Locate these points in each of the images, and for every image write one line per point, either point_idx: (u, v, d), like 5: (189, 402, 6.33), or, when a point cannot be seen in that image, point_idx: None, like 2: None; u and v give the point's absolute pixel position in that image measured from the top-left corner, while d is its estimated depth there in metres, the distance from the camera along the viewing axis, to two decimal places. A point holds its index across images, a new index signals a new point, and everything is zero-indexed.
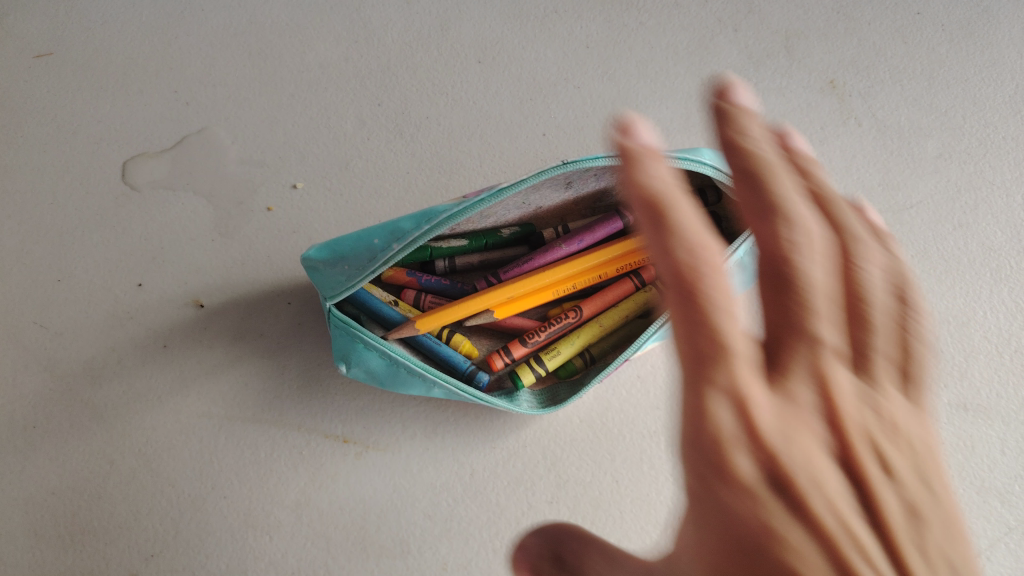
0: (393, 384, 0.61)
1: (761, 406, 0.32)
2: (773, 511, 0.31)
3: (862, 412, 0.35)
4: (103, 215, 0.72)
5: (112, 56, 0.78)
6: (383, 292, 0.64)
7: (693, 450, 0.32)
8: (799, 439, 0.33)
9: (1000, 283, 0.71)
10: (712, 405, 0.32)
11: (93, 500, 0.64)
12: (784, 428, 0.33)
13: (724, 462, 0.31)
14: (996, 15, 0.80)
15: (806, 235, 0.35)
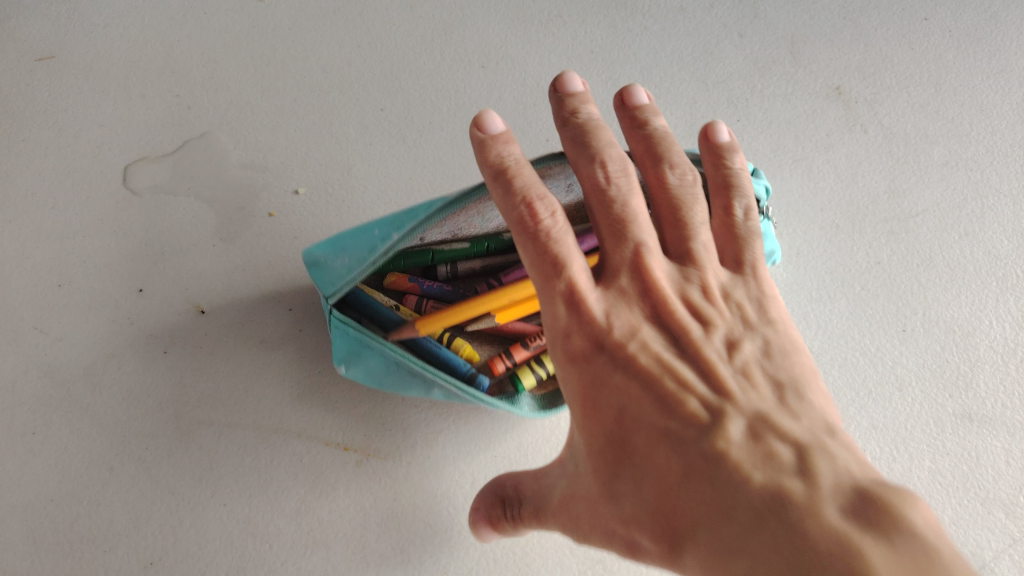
0: (395, 383, 0.61)
1: (609, 309, 0.47)
2: (620, 380, 0.45)
3: (703, 308, 0.49)
4: (104, 219, 0.72)
5: (114, 59, 0.78)
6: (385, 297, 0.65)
7: (567, 347, 0.46)
8: (638, 328, 0.47)
9: (1007, 292, 0.71)
10: (572, 313, 0.46)
11: (92, 506, 0.63)
12: (630, 326, 0.47)
13: (583, 353, 0.46)
14: (1003, 22, 0.80)
15: (620, 171, 0.51)
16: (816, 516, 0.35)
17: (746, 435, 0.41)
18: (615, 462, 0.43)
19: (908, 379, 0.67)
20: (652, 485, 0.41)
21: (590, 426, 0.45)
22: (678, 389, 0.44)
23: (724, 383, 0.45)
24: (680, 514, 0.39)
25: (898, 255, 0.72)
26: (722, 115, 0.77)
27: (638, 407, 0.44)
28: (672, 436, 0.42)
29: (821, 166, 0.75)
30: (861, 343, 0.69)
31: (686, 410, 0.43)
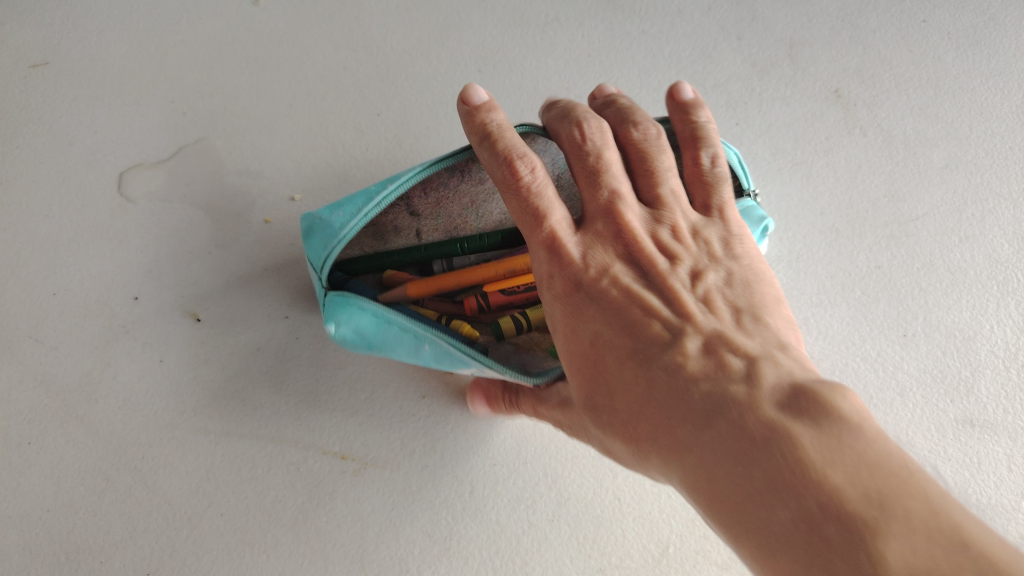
0: (387, 346, 0.59)
1: (582, 246, 0.50)
2: (592, 311, 0.48)
3: (673, 244, 0.52)
4: (99, 227, 0.71)
5: (108, 65, 0.77)
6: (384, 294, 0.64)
7: (546, 284, 0.50)
8: (611, 265, 0.50)
9: (1007, 296, 0.70)
10: (549, 252, 0.50)
11: (89, 517, 0.63)
12: (603, 262, 0.50)
13: (560, 289, 0.49)
14: (1003, 23, 0.80)
15: (597, 127, 0.53)
16: (756, 413, 0.38)
17: (704, 352, 0.44)
18: (590, 382, 0.47)
19: (910, 385, 0.67)
20: (622, 398, 0.45)
21: (567, 352, 0.49)
22: (646, 316, 0.47)
23: (689, 308, 0.48)
24: (648, 421, 0.43)
25: (898, 259, 0.72)
26: (720, 118, 0.77)
27: (608, 333, 0.47)
28: (638, 356, 0.45)
29: (821, 170, 0.75)
30: (862, 348, 0.68)
31: (652, 332, 0.46)
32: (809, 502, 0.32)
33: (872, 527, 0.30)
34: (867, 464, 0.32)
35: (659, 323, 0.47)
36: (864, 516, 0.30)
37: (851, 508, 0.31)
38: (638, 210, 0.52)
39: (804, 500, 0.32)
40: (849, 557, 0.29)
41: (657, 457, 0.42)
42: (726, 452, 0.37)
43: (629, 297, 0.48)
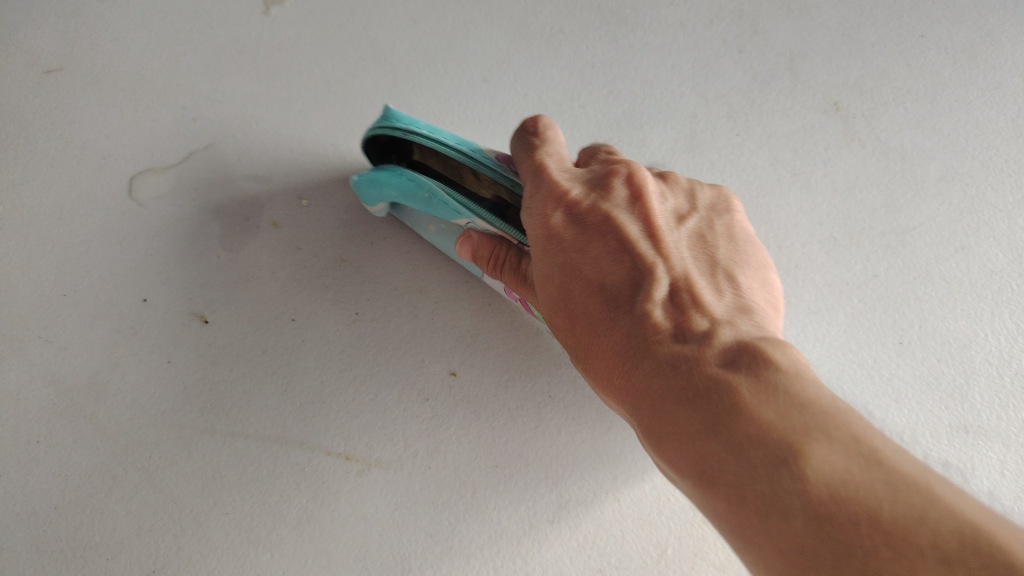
0: (397, 193, 0.63)
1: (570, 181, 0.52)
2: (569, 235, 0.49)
3: (658, 199, 0.52)
4: (111, 230, 0.72)
5: (121, 72, 0.78)
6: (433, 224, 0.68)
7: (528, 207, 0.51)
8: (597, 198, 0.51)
9: (1002, 305, 0.71)
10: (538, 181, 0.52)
11: (96, 515, 0.64)
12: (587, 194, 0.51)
13: (541, 213, 0.50)
14: (1000, 39, 0.81)
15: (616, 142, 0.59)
16: (702, 367, 0.40)
17: (665, 300, 0.45)
18: (558, 308, 0.48)
19: (905, 392, 0.68)
20: (584, 327, 0.47)
21: (541, 276, 0.50)
22: (619, 250, 0.48)
23: (664, 253, 0.48)
24: (609, 353, 0.45)
25: (896, 268, 0.73)
26: (721, 130, 0.78)
27: (581, 260, 0.48)
28: (606, 287, 0.47)
29: (819, 180, 0.76)
30: (859, 356, 0.69)
31: (623, 269, 0.47)
32: (741, 433, 0.35)
33: (798, 449, 0.33)
34: (798, 404, 0.35)
35: (631, 261, 0.48)
36: (790, 441, 0.33)
37: (779, 435, 0.34)
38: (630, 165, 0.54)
39: (737, 433, 0.35)
40: (773, 477, 0.33)
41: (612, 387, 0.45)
42: (674, 389, 0.40)
43: (607, 230, 0.49)
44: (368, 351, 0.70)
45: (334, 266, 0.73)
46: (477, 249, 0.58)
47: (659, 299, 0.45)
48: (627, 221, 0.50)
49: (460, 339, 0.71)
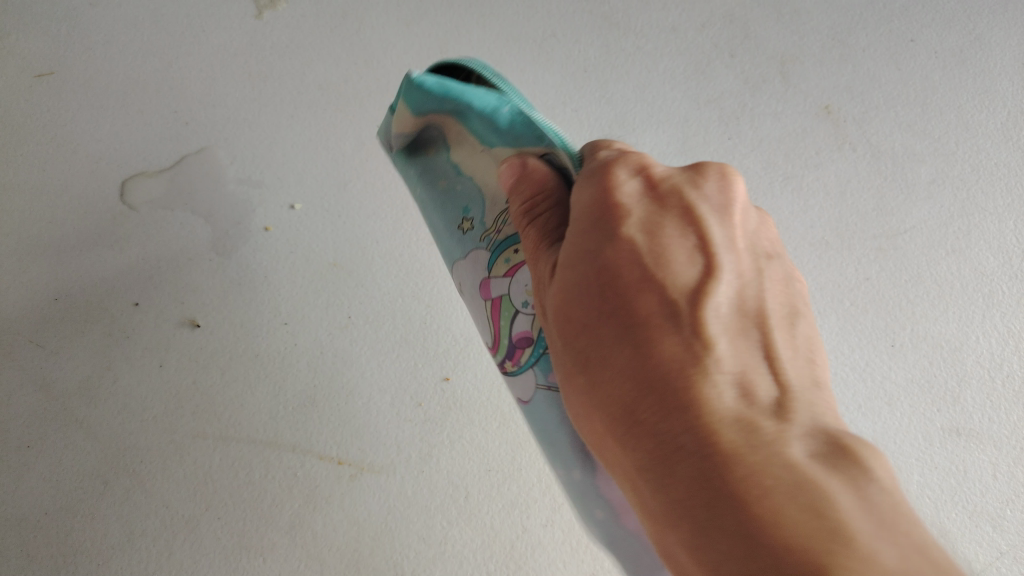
0: (472, 108, 0.43)
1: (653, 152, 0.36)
2: (633, 214, 0.33)
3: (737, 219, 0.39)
4: (103, 233, 0.72)
5: (113, 75, 0.78)
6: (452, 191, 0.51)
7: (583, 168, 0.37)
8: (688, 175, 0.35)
9: (992, 309, 0.72)
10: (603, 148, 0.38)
11: (87, 520, 0.65)
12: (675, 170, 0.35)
13: (605, 174, 0.34)
14: (988, 44, 0.80)
15: None
16: (786, 451, 0.27)
17: (735, 336, 0.32)
18: (578, 297, 0.33)
19: (897, 394, 0.69)
20: (608, 337, 0.32)
21: (570, 247, 0.34)
22: (693, 258, 0.33)
23: (749, 287, 0.33)
24: (633, 380, 0.31)
25: (886, 271, 0.73)
26: (713, 134, 0.79)
27: (641, 251, 0.32)
28: (660, 300, 0.32)
29: (810, 184, 0.77)
30: (851, 359, 0.70)
31: (693, 284, 0.32)
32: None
33: None
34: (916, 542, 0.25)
35: (707, 277, 0.32)
36: None
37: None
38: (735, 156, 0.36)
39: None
40: None
41: (618, 426, 0.31)
42: (727, 446, 0.27)
43: (690, 226, 0.33)
44: (362, 356, 0.70)
45: (327, 269, 0.72)
46: (520, 174, 0.40)
47: (733, 344, 0.31)
48: (720, 222, 0.34)
49: (454, 342, 0.70)
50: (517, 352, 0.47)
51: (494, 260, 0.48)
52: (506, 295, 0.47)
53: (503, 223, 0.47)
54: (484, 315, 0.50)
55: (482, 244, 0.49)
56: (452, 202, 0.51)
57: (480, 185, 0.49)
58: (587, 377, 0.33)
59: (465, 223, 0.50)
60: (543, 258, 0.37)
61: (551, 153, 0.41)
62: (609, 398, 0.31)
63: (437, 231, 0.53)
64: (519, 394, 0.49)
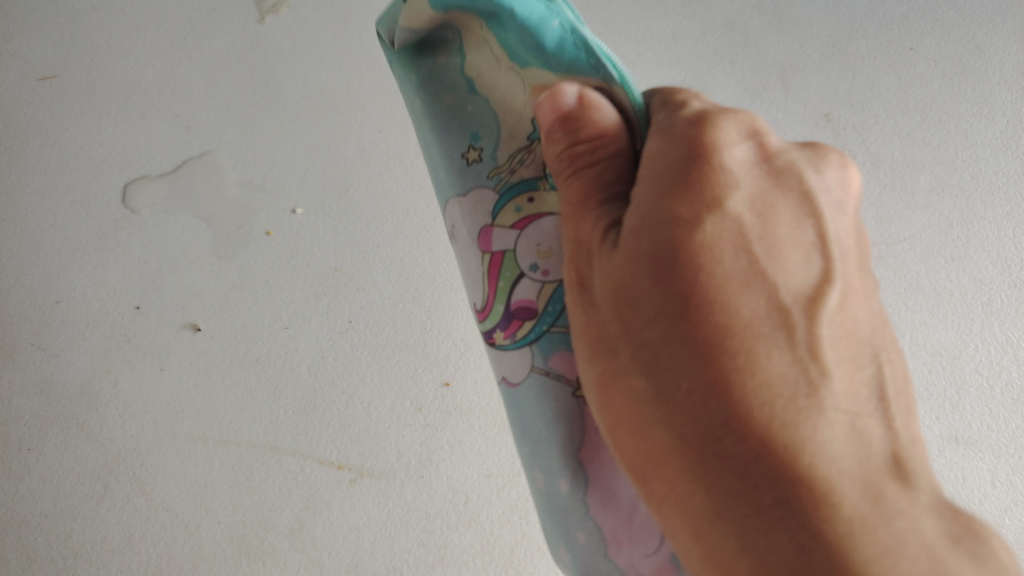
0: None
1: (770, 135, 0.34)
2: (745, 208, 0.31)
3: None
4: (104, 237, 0.72)
5: (115, 78, 0.78)
6: (457, 115, 0.45)
7: (675, 129, 0.33)
8: (802, 170, 0.33)
9: (991, 317, 0.73)
10: (691, 106, 0.34)
11: (88, 523, 0.66)
12: (789, 161, 0.33)
13: (711, 152, 0.32)
14: (988, 52, 0.79)
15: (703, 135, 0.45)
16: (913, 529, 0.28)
17: (847, 366, 0.31)
18: (659, 283, 0.31)
19: None
20: (692, 333, 0.31)
21: (653, 219, 0.31)
22: (803, 265, 0.32)
23: (855, 308, 0.33)
24: (711, 384, 0.30)
25: (886, 280, 0.73)
26: None
27: (748, 252, 0.31)
28: (767, 310, 0.31)
29: None
30: None
31: (802, 296, 0.31)
32: None
33: None
34: None
35: (818, 289, 0.32)
36: None
37: None
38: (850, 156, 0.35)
39: None
40: None
41: (681, 432, 0.31)
42: (847, 514, 0.28)
43: (803, 226, 0.32)
44: (363, 361, 0.70)
45: (327, 274, 0.72)
46: (576, 112, 0.35)
47: (841, 368, 0.31)
48: (834, 229, 0.33)
49: (455, 348, 0.70)
50: (512, 322, 0.43)
51: (501, 209, 0.43)
52: (511, 251, 0.43)
53: (518, 165, 0.43)
54: (476, 274, 0.44)
55: (488, 182, 0.44)
56: (459, 123, 0.45)
57: (499, 111, 0.44)
58: (653, 368, 0.31)
59: (471, 151, 0.44)
60: (586, 214, 0.35)
61: (604, 83, 0.37)
62: (676, 395, 0.31)
63: (428, 155, 0.47)
64: (504, 371, 0.43)
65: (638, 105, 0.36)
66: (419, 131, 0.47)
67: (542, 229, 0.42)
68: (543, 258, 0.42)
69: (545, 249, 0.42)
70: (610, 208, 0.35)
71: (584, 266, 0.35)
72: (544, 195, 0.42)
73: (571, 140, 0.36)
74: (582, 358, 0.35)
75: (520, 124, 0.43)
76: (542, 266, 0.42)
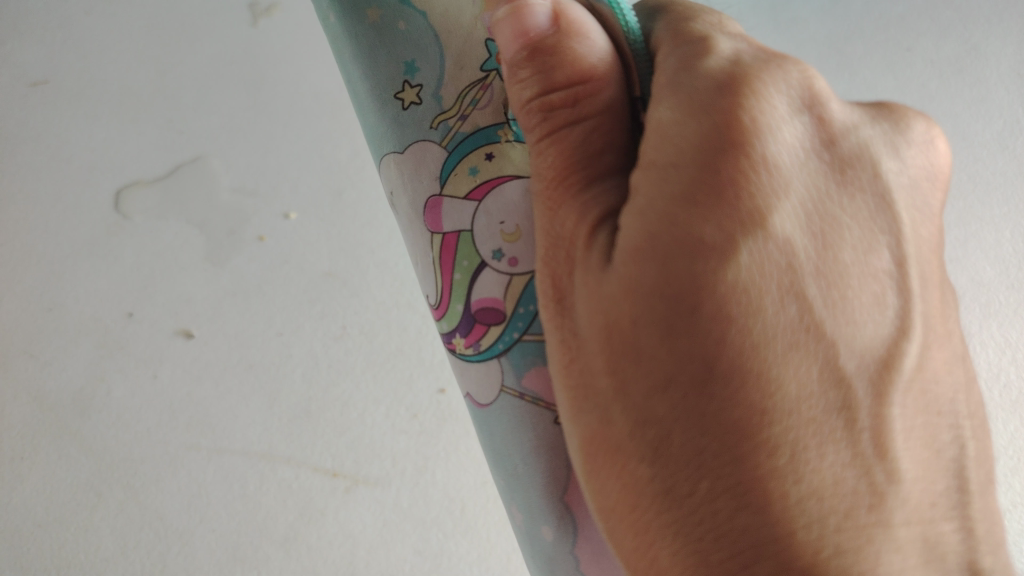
0: None
1: (833, 105, 0.30)
2: (798, 232, 0.28)
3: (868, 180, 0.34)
4: (96, 243, 0.71)
5: (105, 81, 0.76)
6: (394, 45, 0.42)
7: (699, 94, 0.29)
8: (876, 160, 0.29)
9: (989, 318, 0.73)
10: (720, 48, 0.30)
11: (80, 532, 0.65)
12: (858, 148, 0.29)
13: (757, 153, 0.28)
14: (985, 53, 0.79)
15: None
16: None
17: (919, 468, 0.31)
18: (673, 338, 0.28)
19: None
20: (714, 413, 0.28)
21: (672, 245, 0.28)
22: (875, 314, 0.29)
23: (927, 360, 0.31)
24: (739, 497, 0.29)
25: None
26: None
27: (802, 301, 0.28)
28: (822, 387, 0.29)
29: None
30: None
31: (865, 362, 0.29)
32: None
33: None
34: None
35: (888, 352, 0.30)
36: None
37: None
38: (937, 127, 0.32)
39: None
40: None
41: (701, 547, 0.29)
42: None
43: (874, 251, 0.29)
44: (356, 367, 0.69)
45: (320, 279, 0.72)
46: (552, 40, 0.32)
47: (914, 469, 0.31)
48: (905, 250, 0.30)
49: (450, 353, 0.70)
50: (476, 329, 0.40)
51: (451, 172, 0.41)
52: (468, 232, 0.40)
53: (470, 109, 0.41)
54: (425, 261, 0.42)
55: (434, 134, 0.41)
56: (391, 45, 0.42)
57: (441, 31, 0.42)
58: (664, 448, 0.29)
59: (408, 90, 0.42)
60: (573, 210, 0.32)
61: (592, 2, 0.34)
62: (691, 498, 0.29)
63: (352, 89, 0.43)
64: (468, 387, 0.41)
65: (635, 37, 0.33)
66: (337, 51, 0.43)
67: (503, 205, 0.40)
68: (509, 242, 0.39)
69: (508, 228, 0.40)
70: (599, 195, 0.32)
71: (565, 276, 0.33)
72: (503, 153, 0.41)
73: (547, 83, 0.32)
74: (569, 412, 0.33)
75: (469, 52, 0.42)
76: (508, 254, 0.40)
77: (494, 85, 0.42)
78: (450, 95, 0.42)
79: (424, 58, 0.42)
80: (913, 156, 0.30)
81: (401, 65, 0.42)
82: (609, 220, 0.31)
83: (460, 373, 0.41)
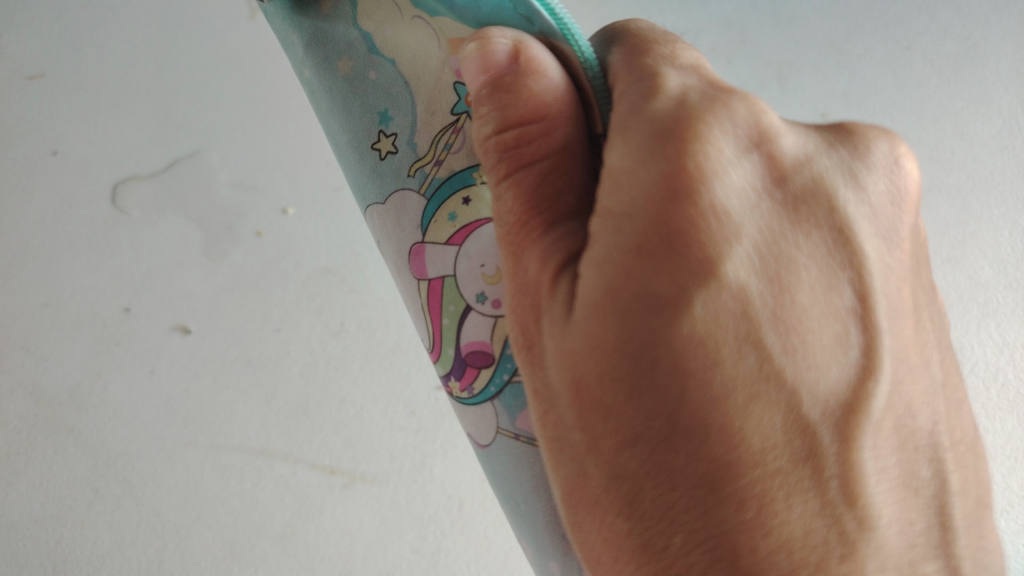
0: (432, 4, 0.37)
1: (784, 140, 0.30)
2: (752, 278, 0.29)
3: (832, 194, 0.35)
4: (93, 239, 0.71)
5: (101, 74, 0.75)
6: (368, 99, 0.43)
7: (647, 138, 0.29)
8: (828, 197, 0.31)
9: (987, 318, 0.73)
10: (667, 84, 0.31)
11: (77, 528, 0.65)
12: (811, 182, 0.30)
13: (706, 202, 0.29)
14: (985, 51, 0.79)
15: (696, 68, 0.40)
16: None
17: (892, 501, 0.35)
18: (637, 394, 0.30)
19: None
20: (681, 468, 0.31)
21: (632, 301, 0.29)
22: (838, 355, 0.31)
23: (900, 393, 0.34)
24: (711, 545, 0.31)
25: None
26: None
27: (760, 350, 0.30)
28: (786, 437, 0.31)
29: None
30: None
31: (830, 408, 0.32)
32: None
33: None
34: None
35: (853, 396, 0.32)
36: None
37: None
38: (901, 150, 0.33)
39: None
40: None
41: None
42: None
43: (831, 291, 0.31)
44: (354, 364, 0.70)
45: (319, 275, 0.72)
46: (509, 77, 0.33)
47: (887, 509, 0.34)
48: (868, 285, 0.31)
49: None
50: (467, 371, 0.42)
51: (431, 219, 0.42)
52: (451, 277, 0.42)
53: (444, 153, 0.42)
54: (417, 306, 0.44)
55: (411, 181, 0.43)
56: (363, 95, 0.43)
57: (410, 77, 0.42)
58: (638, 502, 0.32)
59: (384, 140, 0.43)
60: (533, 252, 0.33)
61: (549, 39, 0.33)
62: (668, 549, 0.32)
63: (333, 138, 0.45)
64: (469, 428, 0.43)
65: (593, 70, 0.33)
66: (316, 102, 0.45)
67: (481, 248, 0.41)
68: (490, 285, 0.41)
69: (490, 271, 0.41)
70: (558, 238, 0.32)
71: (532, 325, 0.34)
72: (479, 197, 0.42)
73: (502, 122, 0.33)
74: (549, 459, 0.35)
75: (439, 96, 0.42)
76: (490, 296, 0.41)
77: (466, 128, 0.42)
78: (424, 141, 0.42)
79: (396, 110, 0.43)
80: (875, 182, 0.32)
81: (375, 117, 0.43)
82: (571, 266, 0.31)
83: (460, 413, 0.44)
